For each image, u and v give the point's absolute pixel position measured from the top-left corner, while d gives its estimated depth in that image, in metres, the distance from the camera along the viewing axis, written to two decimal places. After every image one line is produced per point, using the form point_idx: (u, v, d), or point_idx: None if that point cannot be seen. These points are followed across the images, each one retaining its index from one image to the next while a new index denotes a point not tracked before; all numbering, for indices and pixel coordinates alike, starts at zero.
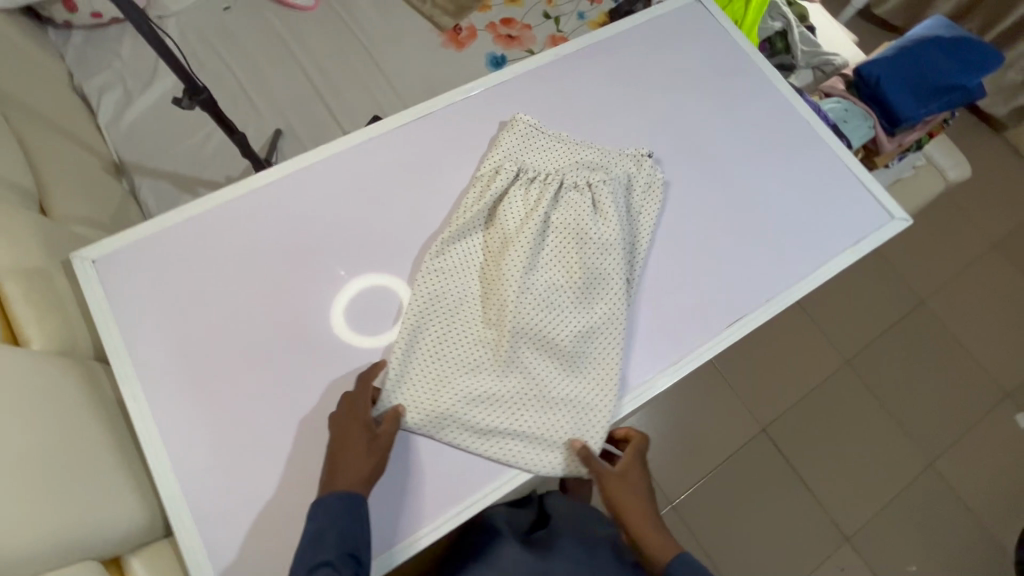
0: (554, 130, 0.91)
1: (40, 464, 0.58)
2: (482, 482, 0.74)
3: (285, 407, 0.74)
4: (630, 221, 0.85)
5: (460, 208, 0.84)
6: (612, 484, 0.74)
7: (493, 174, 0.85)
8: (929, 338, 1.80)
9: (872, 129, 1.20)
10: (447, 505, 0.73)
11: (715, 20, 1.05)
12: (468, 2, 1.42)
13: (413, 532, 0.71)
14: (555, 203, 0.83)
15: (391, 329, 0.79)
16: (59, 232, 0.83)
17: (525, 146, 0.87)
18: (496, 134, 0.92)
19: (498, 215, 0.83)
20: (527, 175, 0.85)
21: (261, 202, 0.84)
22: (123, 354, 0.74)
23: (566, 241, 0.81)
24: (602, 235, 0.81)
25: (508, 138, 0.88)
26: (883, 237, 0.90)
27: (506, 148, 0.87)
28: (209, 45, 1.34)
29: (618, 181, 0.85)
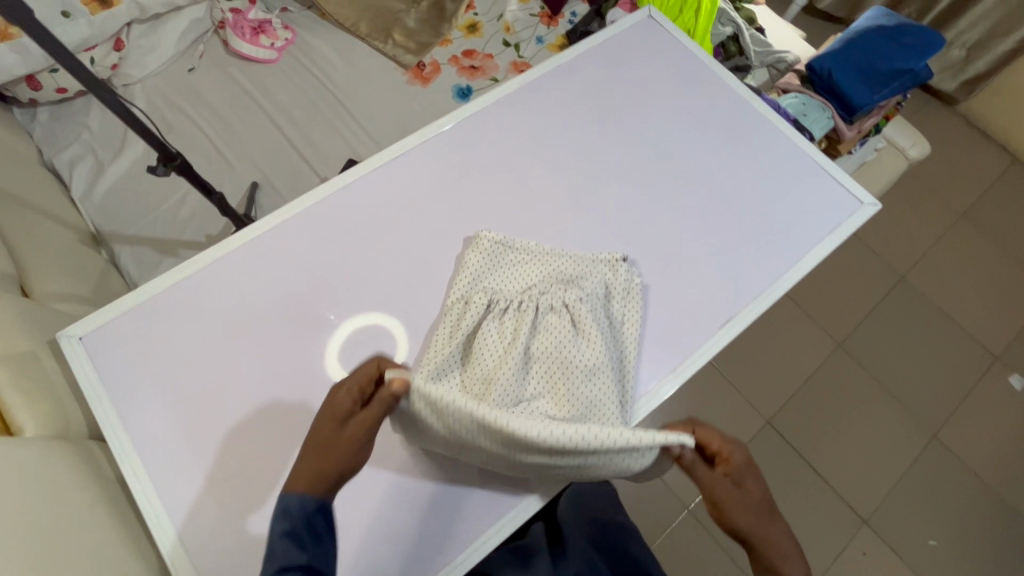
0: (520, 243, 0.86)
1: (47, 556, 0.56)
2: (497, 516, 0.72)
3: (290, 463, 0.72)
4: (614, 337, 0.79)
5: (432, 348, 0.77)
6: (716, 483, 0.66)
7: (463, 307, 0.79)
8: (915, 311, 1.84)
9: (830, 120, 1.24)
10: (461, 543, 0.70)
11: (669, 33, 1.08)
12: (428, 38, 1.45)
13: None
14: (533, 325, 0.77)
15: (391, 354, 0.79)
16: (44, 312, 0.83)
17: (493, 269, 0.83)
18: (460, 252, 0.87)
19: (473, 354, 0.75)
20: (498, 305, 0.78)
21: (245, 259, 0.83)
22: (119, 430, 0.72)
23: (551, 366, 0.74)
24: (587, 359, 0.74)
25: (473, 261, 0.83)
26: (857, 222, 0.92)
27: (472, 273, 0.83)
28: (177, 108, 1.35)
29: (595, 297, 0.79)
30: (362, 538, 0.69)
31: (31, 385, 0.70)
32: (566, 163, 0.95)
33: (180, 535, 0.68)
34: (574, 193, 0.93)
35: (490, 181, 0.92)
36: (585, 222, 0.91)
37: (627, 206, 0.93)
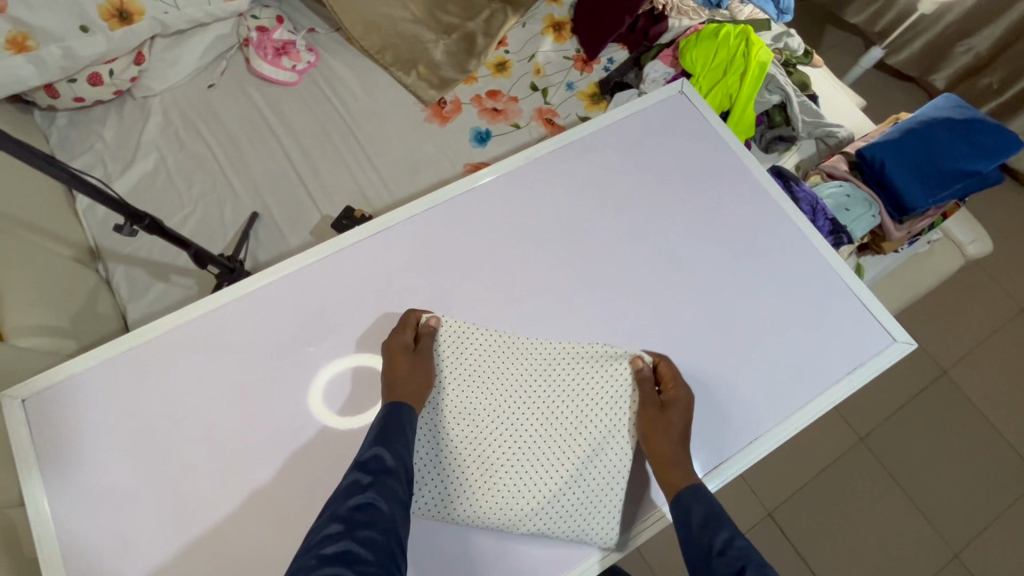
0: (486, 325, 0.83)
1: None
2: None
3: (227, 549, 0.72)
4: (594, 414, 0.78)
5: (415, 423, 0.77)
6: (651, 412, 0.76)
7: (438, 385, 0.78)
8: (953, 412, 1.66)
9: (876, 218, 1.11)
10: None
11: (700, 115, 1.01)
12: (452, 74, 1.38)
13: None
14: (526, 427, 0.77)
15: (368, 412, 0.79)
16: (7, 354, 0.81)
17: (472, 361, 0.80)
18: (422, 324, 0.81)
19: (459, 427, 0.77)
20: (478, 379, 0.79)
21: (202, 330, 0.82)
22: (44, 504, 0.72)
23: (547, 468, 0.76)
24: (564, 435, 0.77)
25: (443, 350, 0.80)
26: (882, 362, 0.84)
27: (448, 360, 0.79)
28: (191, 125, 1.33)
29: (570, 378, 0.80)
30: None
31: None
32: (561, 256, 0.89)
33: None
34: (566, 289, 0.87)
35: (477, 269, 0.88)
36: (583, 324, 0.85)
37: (620, 314, 0.86)
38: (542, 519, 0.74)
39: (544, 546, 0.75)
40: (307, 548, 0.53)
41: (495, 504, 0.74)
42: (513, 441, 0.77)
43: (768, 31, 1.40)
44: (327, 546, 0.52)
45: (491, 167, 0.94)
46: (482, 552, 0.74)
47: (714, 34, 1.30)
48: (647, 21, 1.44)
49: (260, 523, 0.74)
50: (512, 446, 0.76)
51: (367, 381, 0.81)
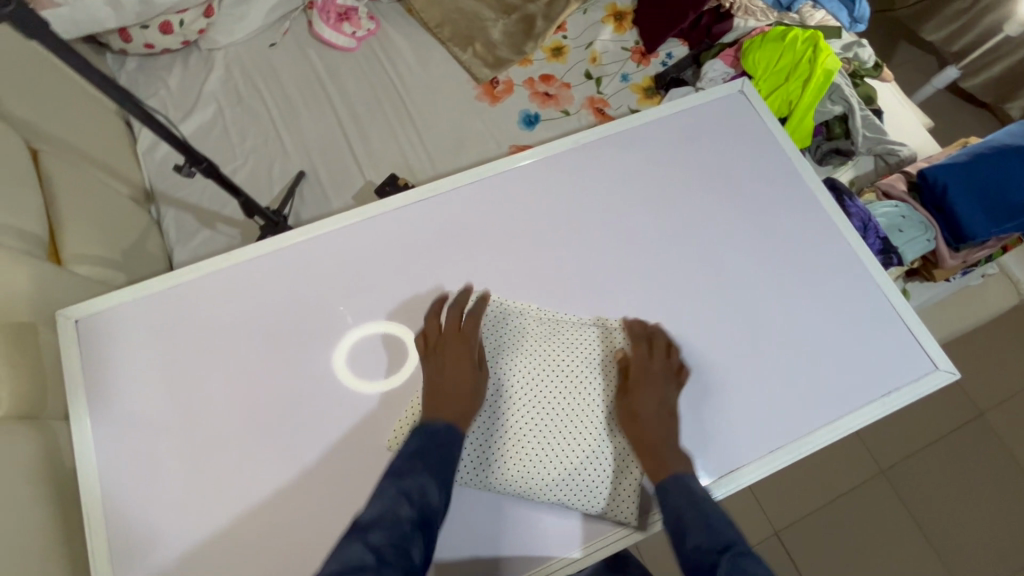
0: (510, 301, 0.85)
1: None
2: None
3: (244, 486, 0.75)
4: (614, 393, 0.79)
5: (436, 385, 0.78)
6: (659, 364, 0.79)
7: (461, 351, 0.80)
8: (986, 456, 1.59)
9: (931, 242, 1.07)
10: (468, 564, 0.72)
11: (758, 117, 0.98)
12: (508, 55, 1.38)
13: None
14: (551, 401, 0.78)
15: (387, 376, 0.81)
16: (64, 278, 0.85)
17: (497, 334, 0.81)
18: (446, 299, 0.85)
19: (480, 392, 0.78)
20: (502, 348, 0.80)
21: (243, 276, 0.85)
22: (85, 421, 0.76)
23: (569, 442, 0.76)
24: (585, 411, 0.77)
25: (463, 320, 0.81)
26: (921, 390, 0.81)
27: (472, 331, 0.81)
28: (250, 80, 1.36)
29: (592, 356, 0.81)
30: None
31: (19, 361, 0.72)
32: (598, 245, 0.89)
33: (111, 545, 0.72)
34: (599, 277, 0.87)
35: (513, 248, 0.88)
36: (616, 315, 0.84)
37: (652, 309, 0.85)
38: (560, 491, 0.74)
39: (559, 518, 0.76)
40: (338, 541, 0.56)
41: (514, 471, 0.75)
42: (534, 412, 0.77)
43: (838, 39, 1.34)
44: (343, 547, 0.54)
45: (532, 150, 0.94)
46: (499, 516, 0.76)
47: (780, 37, 1.26)
48: (711, 17, 1.39)
49: (278, 467, 0.76)
50: (535, 417, 0.77)
51: (387, 346, 0.82)
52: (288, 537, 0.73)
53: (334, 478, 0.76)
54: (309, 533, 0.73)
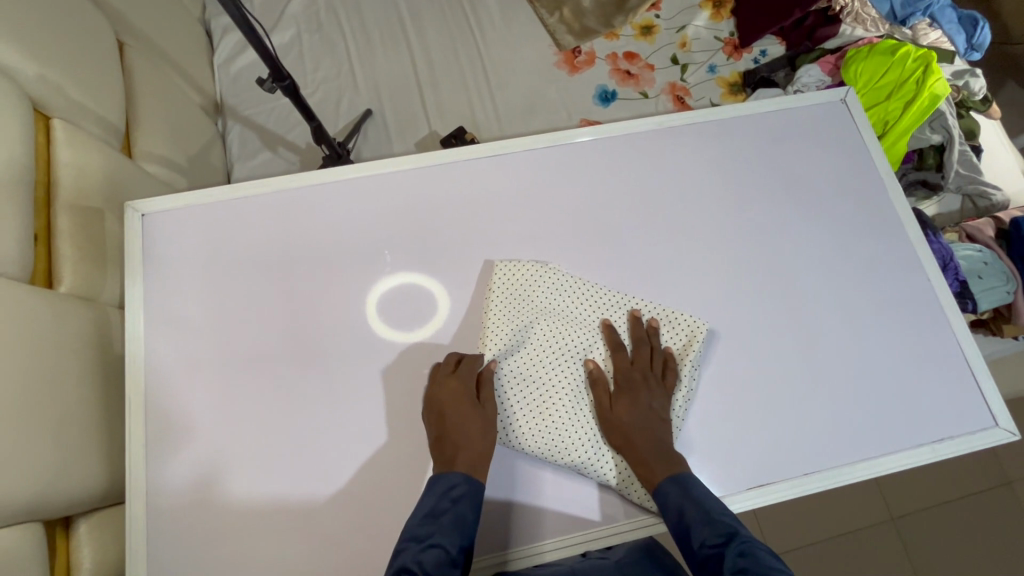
0: (560, 269, 0.83)
1: (45, 408, 0.60)
2: (504, 540, 0.73)
3: (275, 404, 0.76)
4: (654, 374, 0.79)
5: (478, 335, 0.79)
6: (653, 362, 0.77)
7: (507, 306, 0.80)
8: (1006, 526, 1.52)
9: (1009, 295, 1.01)
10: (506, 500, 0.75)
11: (855, 131, 0.92)
12: (596, 25, 1.33)
13: None
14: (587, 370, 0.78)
15: (423, 328, 0.80)
16: (133, 172, 0.87)
17: (543, 295, 0.81)
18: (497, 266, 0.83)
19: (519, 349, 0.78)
20: (547, 311, 0.80)
21: (305, 201, 0.85)
22: (138, 312, 0.78)
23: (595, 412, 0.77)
24: None
25: (508, 280, 0.81)
26: (975, 444, 0.77)
27: (515, 288, 0.81)
28: (332, 10, 1.35)
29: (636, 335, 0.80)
30: (344, 509, 0.73)
31: (84, 243, 0.74)
32: (662, 235, 0.86)
33: (145, 435, 0.74)
34: (658, 266, 0.84)
35: (575, 222, 0.86)
36: (672, 306, 0.82)
37: (705, 309, 0.82)
38: (587, 461, 0.74)
39: (581, 490, 0.76)
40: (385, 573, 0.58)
41: (541, 433, 0.75)
42: (569, 378, 0.78)
43: (950, 64, 1.25)
44: None
45: (592, 128, 0.90)
46: (524, 476, 0.76)
47: (890, 51, 1.18)
48: (816, 19, 1.31)
49: (310, 393, 0.77)
50: (572, 386, 0.77)
51: (431, 299, 0.82)
52: (312, 459, 0.74)
53: (363, 415, 0.76)
54: (332, 460, 0.74)
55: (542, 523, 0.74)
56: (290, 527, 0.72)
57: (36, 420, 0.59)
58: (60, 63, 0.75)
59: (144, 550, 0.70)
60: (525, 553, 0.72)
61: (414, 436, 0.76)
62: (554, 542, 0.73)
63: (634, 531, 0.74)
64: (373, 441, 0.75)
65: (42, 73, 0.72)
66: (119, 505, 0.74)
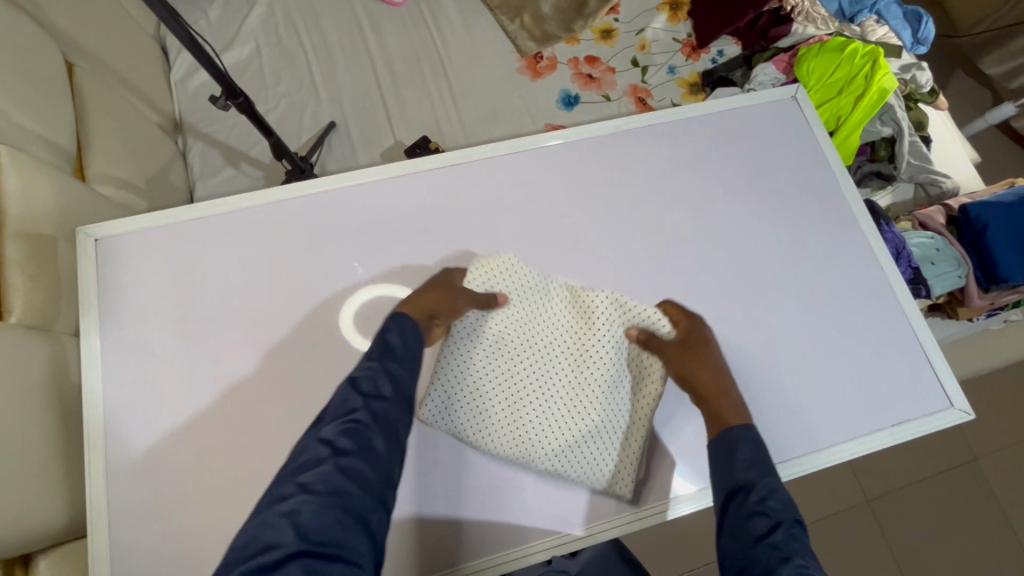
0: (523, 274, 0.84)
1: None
2: (477, 551, 0.73)
3: (241, 425, 0.75)
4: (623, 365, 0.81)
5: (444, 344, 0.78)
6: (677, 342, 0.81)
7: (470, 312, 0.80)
8: (974, 501, 1.58)
9: (961, 279, 1.05)
10: (474, 512, 0.75)
11: (808, 126, 0.95)
12: (556, 31, 1.35)
13: (430, 541, 0.73)
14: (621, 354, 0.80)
15: None
16: (86, 197, 0.85)
17: (545, 296, 0.83)
18: None
19: (483, 356, 0.78)
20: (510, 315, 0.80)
21: (265, 218, 0.84)
22: (95, 339, 0.76)
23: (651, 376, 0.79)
24: (587, 383, 0.79)
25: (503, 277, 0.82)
26: (933, 425, 0.80)
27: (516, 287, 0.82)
28: (291, 23, 1.34)
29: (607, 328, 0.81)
30: None
31: (35, 272, 0.72)
32: (626, 236, 0.87)
33: (108, 465, 0.72)
34: (623, 267, 0.85)
35: (539, 226, 0.87)
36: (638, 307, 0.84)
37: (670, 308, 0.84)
38: (557, 463, 0.76)
39: (554, 494, 0.76)
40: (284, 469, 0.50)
41: (511, 439, 0.76)
42: (536, 380, 0.78)
43: (898, 58, 1.29)
44: (303, 474, 0.48)
45: (558, 132, 0.91)
46: (495, 486, 0.76)
47: (839, 48, 1.22)
48: (770, 19, 1.34)
49: (279, 412, 0.76)
50: (539, 389, 0.78)
51: None
52: None
53: None
54: None
55: (518, 529, 0.74)
56: None
57: None
58: (2, 87, 0.73)
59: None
60: (501, 559, 0.73)
61: None
62: (524, 548, 0.74)
63: (623, 527, 0.76)
64: None
65: None
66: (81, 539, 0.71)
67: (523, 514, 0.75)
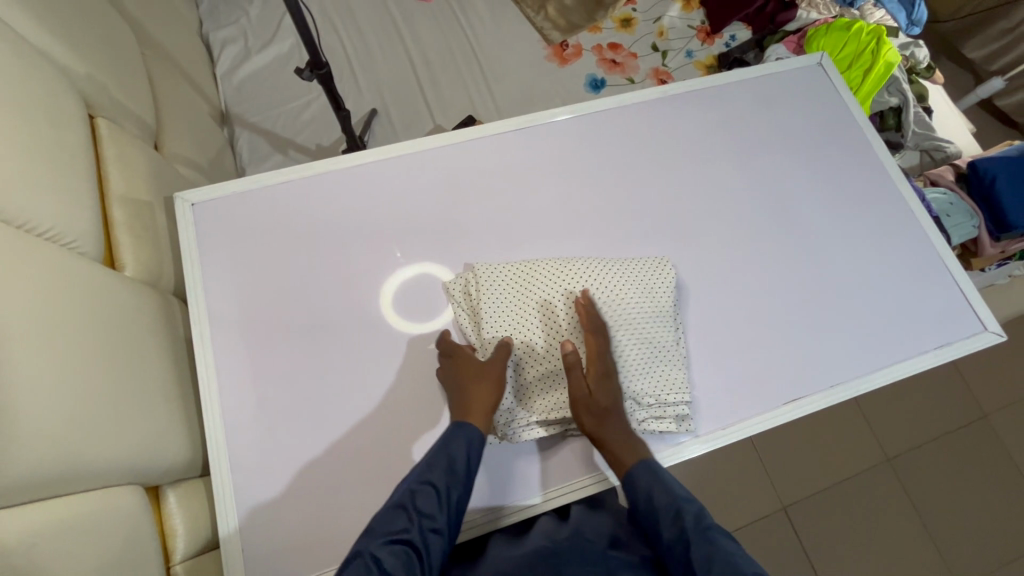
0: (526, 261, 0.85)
1: (120, 383, 0.62)
2: (557, 480, 0.77)
3: (334, 374, 0.79)
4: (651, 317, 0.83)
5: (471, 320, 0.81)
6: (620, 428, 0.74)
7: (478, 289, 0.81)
8: (987, 455, 1.65)
9: (975, 229, 1.14)
10: (547, 449, 0.79)
11: (834, 89, 1.03)
12: (580, 20, 1.43)
13: (511, 475, 0.77)
14: (637, 274, 0.83)
15: (415, 321, 0.83)
16: (169, 170, 0.89)
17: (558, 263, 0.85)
18: (538, 234, 0.90)
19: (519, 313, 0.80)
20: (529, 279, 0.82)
21: (344, 181, 0.88)
22: (199, 294, 0.80)
23: (666, 281, 0.83)
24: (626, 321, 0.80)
25: (493, 287, 0.81)
26: (971, 348, 0.88)
27: (508, 328, 0.79)
28: (328, 18, 1.40)
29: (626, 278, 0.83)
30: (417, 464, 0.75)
31: (139, 231, 0.76)
32: (675, 192, 0.94)
33: (219, 410, 0.76)
34: (675, 220, 0.92)
35: (596, 184, 0.94)
36: (694, 254, 0.90)
37: (722, 254, 0.91)
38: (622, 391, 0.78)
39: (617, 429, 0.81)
40: (385, 507, 0.63)
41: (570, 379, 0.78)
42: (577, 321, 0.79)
43: (896, 37, 1.40)
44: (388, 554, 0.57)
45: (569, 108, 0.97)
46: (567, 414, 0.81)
47: (845, 28, 1.33)
48: (777, 5, 1.44)
49: (369, 359, 0.80)
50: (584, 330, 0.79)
51: (435, 288, 0.85)
52: (382, 418, 0.77)
53: (422, 374, 0.80)
54: (405, 416, 0.78)
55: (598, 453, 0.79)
56: (364, 487, 0.74)
57: (115, 393, 0.61)
58: (101, 62, 0.79)
59: (232, 520, 0.71)
60: (582, 483, 0.77)
61: None
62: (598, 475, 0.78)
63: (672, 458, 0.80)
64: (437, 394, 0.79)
65: (90, 73, 0.75)
66: (205, 479, 0.77)
67: (584, 465, 0.78)
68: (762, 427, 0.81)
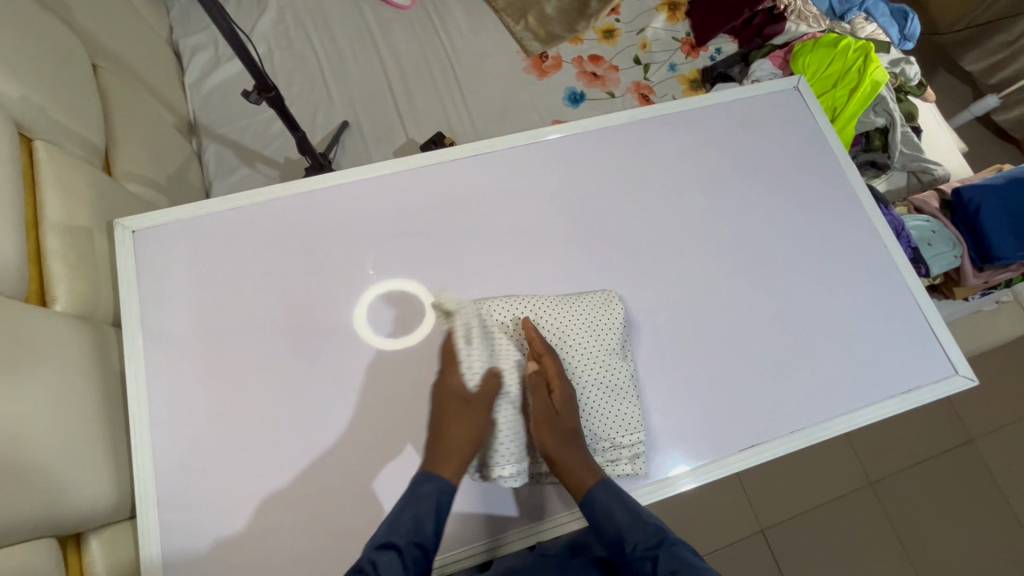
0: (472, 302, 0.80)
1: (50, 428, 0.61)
2: (522, 522, 0.75)
3: (276, 411, 0.76)
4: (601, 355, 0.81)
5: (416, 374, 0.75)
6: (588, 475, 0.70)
7: None
8: (971, 480, 1.62)
9: (956, 259, 1.10)
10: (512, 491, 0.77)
11: (810, 114, 1.00)
12: (561, 31, 1.39)
13: (472, 518, 0.75)
14: (584, 309, 0.80)
15: (375, 331, 0.81)
16: (116, 192, 0.86)
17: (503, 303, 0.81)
18: (496, 263, 0.86)
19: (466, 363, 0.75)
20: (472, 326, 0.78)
21: (295, 207, 0.86)
22: (136, 326, 0.78)
23: (615, 317, 0.80)
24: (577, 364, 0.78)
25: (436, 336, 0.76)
26: (941, 392, 0.85)
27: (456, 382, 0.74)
28: (302, 27, 1.37)
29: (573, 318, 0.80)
30: (358, 508, 0.73)
31: (75, 261, 0.74)
32: (641, 221, 0.91)
33: (151, 449, 0.73)
34: (640, 250, 0.89)
35: (559, 213, 0.90)
36: (657, 287, 0.87)
37: (687, 288, 0.88)
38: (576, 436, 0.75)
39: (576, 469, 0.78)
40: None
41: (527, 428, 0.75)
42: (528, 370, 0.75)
43: (887, 53, 1.35)
44: None
45: (560, 126, 0.94)
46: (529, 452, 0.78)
47: (832, 44, 1.28)
48: (765, 18, 1.40)
49: (312, 396, 0.77)
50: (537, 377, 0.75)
51: (396, 313, 0.82)
52: (324, 458, 0.75)
53: (368, 413, 0.77)
54: (348, 456, 0.75)
55: (548, 496, 0.77)
56: (302, 529, 0.72)
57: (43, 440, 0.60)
58: (39, 83, 0.76)
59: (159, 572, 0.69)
60: (550, 523, 0.76)
61: (414, 428, 0.77)
62: (566, 515, 0.76)
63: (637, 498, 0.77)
64: (382, 434, 0.76)
65: (26, 95, 0.72)
66: (133, 521, 0.75)
67: (558, 504, 0.77)
68: (722, 471, 0.79)
